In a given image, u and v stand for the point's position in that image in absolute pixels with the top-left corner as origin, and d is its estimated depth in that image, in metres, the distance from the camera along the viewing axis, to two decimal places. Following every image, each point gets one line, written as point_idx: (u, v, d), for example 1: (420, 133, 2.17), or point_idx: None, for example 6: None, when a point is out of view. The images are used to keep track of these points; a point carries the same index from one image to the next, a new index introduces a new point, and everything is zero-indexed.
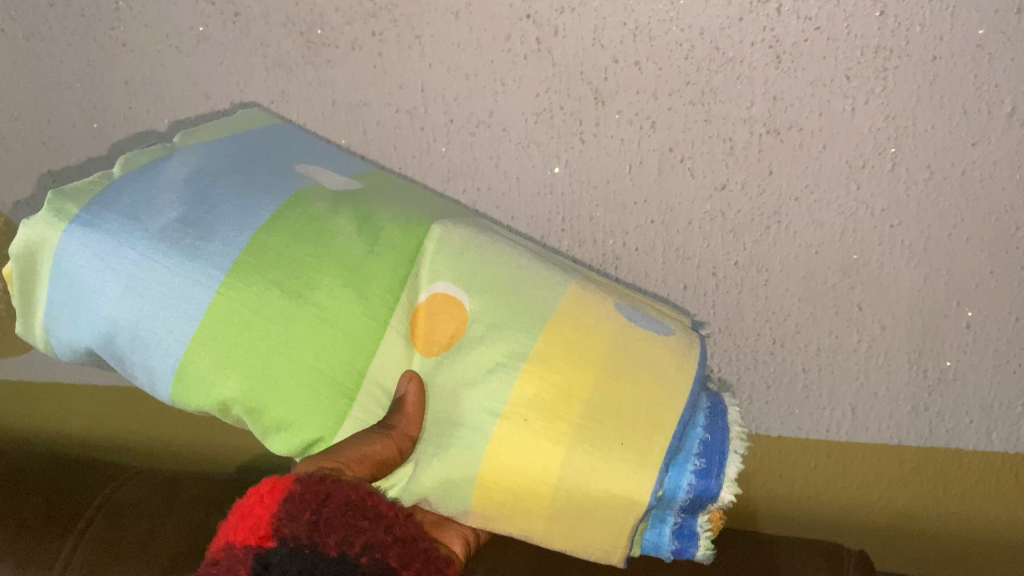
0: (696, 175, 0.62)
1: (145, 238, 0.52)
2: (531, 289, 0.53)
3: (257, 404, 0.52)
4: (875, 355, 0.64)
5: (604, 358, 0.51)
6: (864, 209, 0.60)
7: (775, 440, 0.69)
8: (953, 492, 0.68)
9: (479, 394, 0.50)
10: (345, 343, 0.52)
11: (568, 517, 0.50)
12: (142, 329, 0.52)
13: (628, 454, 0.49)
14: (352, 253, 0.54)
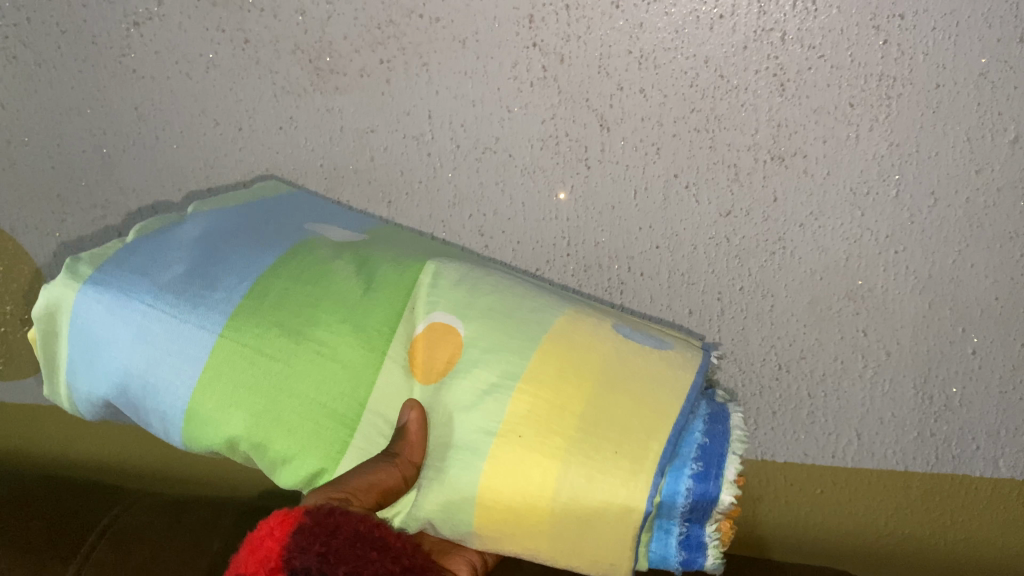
0: (701, 202, 0.62)
1: (152, 293, 0.54)
2: (525, 316, 0.53)
3: (261, 439, 0.52)
4: (881, 381, 0.64)
5: (599, 377, 0.50)
6: (868, 234, 0.60)
7: (781, 466, 0.69)
8: (960, 520, 0.67)
9: (474, 415, 0.49)
10: (345, 376, 0.52)
11: (566, 535, 0.47)
12: (151, 375, 0.53)
13: (620, 463, 0.46)
14: (348, 289, 0.54)
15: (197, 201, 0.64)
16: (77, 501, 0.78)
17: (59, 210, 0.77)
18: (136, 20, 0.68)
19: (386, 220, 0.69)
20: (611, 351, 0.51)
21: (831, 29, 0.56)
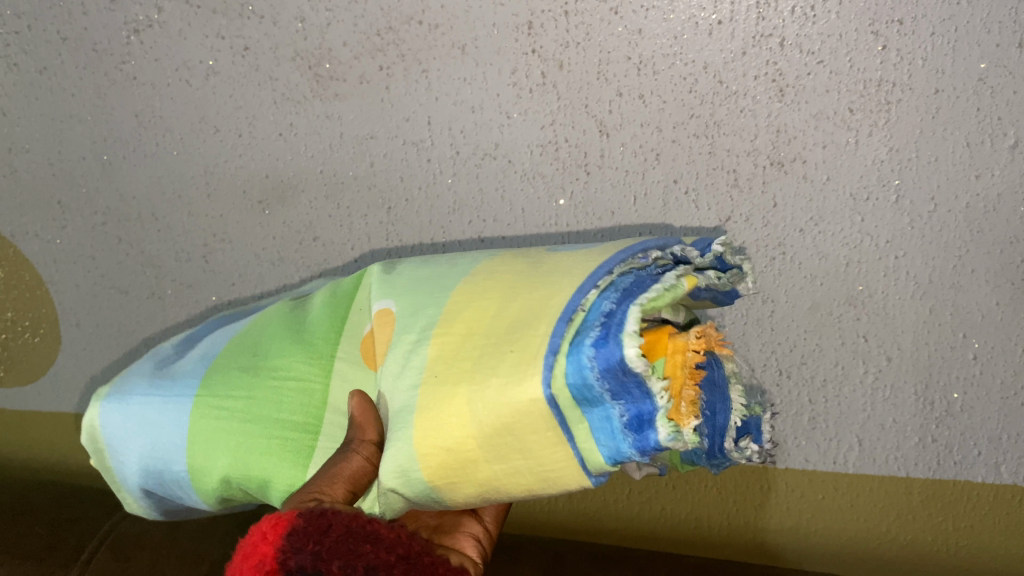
0: (701, 208, 0.62)
1: (145, 383, 0.56)
2: (450, 273, 0.48)
3: (243, 473, 0.51)
4: (881, 386, 0.63)
5: (505, 296, 0.44)
6: (868, 240, 0.60)
7: (782, 473, 0.69)
8: (962, 527, 0.66)
9: (392, 371, 0.45)
10: (300, 391, 0.52)
11: (499, 453, 0.40)
12: (156, 450, 0.54)
13: (518, 362, 0.39)
14: (301, 317, 0.55)
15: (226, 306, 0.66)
16: (78, 508, 0.78)
17: (60, 217, 0.78)
18: (136, 27, 0.69)
19: (386, 226, 0.69)
20: (524, 272, 0.46)
21: (829, 34, 0.56)
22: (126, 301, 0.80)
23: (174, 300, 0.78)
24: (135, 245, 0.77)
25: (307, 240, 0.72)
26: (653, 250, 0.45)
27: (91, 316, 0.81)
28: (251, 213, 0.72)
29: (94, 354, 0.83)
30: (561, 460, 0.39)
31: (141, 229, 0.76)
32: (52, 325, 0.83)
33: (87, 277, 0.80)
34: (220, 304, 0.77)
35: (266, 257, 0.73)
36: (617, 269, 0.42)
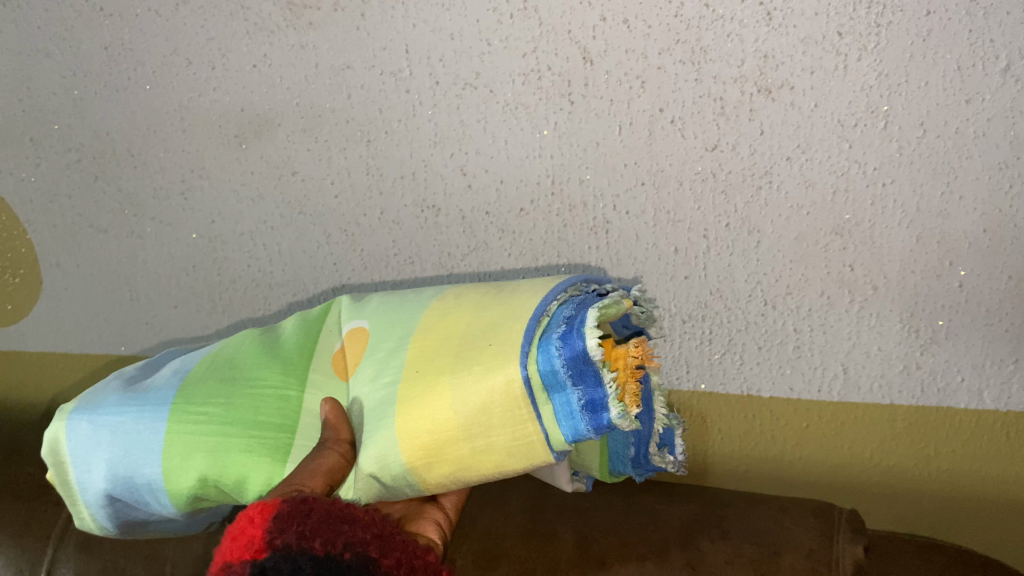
0: (687, 137, 0.61)
1: (115, 399, 0.58)
2: (418, 295, 0.58)
3: (219, 471, 0.54)
4: (867, 315, 0.63)
5: (468, 316, 0.52)
6: (856, 167, 0.59)
7: (767, 402, 0.69)
8: (943, 452, 0.67)
9: (377, 369, 0.53)
10: (273, 397, 0.56)
11: (474, 434, 0.48)
12: (127, 457, 0.55)
13: (492, 359, 0.47)
14: (276, 337, 0.61)
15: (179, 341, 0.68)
16: None
17: (33, 154, 0.77)
18: None
19: (366, 160, 0.68)
20: (482, 295, 0.55)
21: None
22: (106, 240, 0.79)
23: (154, 238, 0.77)
24: (112, 183, 0.76)
25: (286, 175, 0.70)
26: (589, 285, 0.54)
27: (72, 256, 0.81)
28: (228, 148, 0.71)
29: (77, 293, 0.82)
30: (530, 435, 0.47)
31: (116, 166, 0.75)
32: (30, 267, 0.83)
33: (65, 216, 0.79)
34: (202, 242, 0.76)
35: (245, 193, 0.72)
36: (569, 290, 0.52)
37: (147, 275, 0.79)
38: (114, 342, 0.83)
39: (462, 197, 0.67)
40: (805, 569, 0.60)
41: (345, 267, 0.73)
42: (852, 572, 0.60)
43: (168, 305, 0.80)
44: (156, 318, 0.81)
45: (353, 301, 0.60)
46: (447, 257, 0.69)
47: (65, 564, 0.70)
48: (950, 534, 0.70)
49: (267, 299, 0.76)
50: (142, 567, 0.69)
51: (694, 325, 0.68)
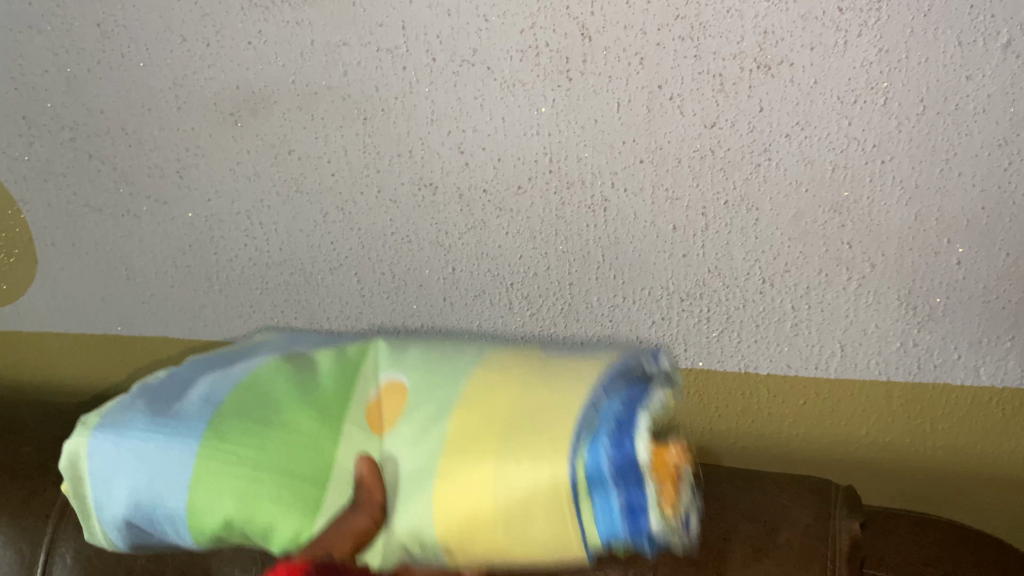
0: (686, 114, 0.60)
1: (144, 421, 0.60)
2: (457, 359, 0.61)
3: (247, 514, 0.56)
4: (864, 293, 0.64)
5: (520, 395, 0.56)
6: (855, 144, 0.59)
7: (764, 378, 0.70)
8: (940, 429, 0.67)
9: (409, 448, 0.57)
10: (313, 440, 0.58)
11: (517, 521, 0.52)
12: (154, 487, 0.57)
13: (540, 451, 0.52)
14: (307, 374, 0.62)
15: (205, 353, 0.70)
16: (66, 423, 0.79)
17: (26, 133, 0.76)
18: None
19: (363, 138, 0.68)
20: (530, 371, 0.58)
21: None
22: (101, 219, 0.78)
23: (150, 218, 0.77)
24: (107, 162, 0.75)
25: (282, 153, 0.70)
26: (633, 365, 0.59)
27: (67, 235, 0.80)
28: (224, 126, 0.70)
29: (73, 272, 0.82)
30: (568, 531, 0.52)
31: (111, 144, 0.74)
32: (26, 246, 0.82)
33: (59, 195, 0.78)
34: (199, 221, 0.76)
35: (241, 171, 0.72)
36: (614, 379, 0.56)
37: (144, 253, 0.79)
38: (112, 321, 0.84)
39: (460, 174, 0.67)
40: (802, 546, 0.60)
41: (342, 246, 0.73)
42: (849, 549, 0.60)
43: (166, 284, 0.80)
44: (153, 297, 0.81)
45: (391, 351, 0.63)
46: (444, 235, 0.70)
47: (65, 542, 0.70)
48: (945, 507, 0.71)
49: (263, 278, 0.77)
50: None
51: (692, 304, 0.68)
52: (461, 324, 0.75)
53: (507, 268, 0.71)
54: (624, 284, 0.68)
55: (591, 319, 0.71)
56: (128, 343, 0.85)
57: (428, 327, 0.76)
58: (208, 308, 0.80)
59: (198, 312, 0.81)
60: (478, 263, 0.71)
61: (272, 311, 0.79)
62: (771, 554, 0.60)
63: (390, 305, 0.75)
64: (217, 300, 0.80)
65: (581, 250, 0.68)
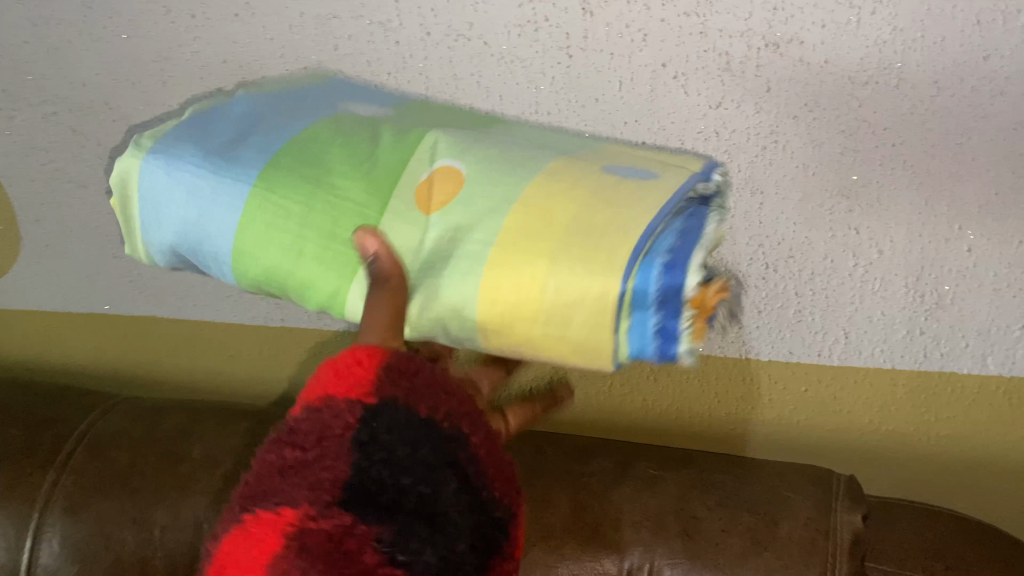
0: (690, 93, 0.58)
1: (195, 159, 0.55)
2: (525, 159, 0.52)
3: (296, 277, 0.52)
4: (870, 279, 0.62)
5: (590, 198, 0.48)
6: (865, 127, 0.56)
7: (765, 365, 0.69)
8: (944, 418, 0.66)
9: (480, 231, 0.48)
10: (358, 207, 0.52)
11: (554, 321, 0.46)
12: (200, 220, 0.54)
13: (594, 262, 0.45)
14: (358, 154, 0.54)
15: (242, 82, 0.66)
16: (51, 403, 0.77)
17: (7, 106, 0.74)
18: None
19: None
20: (597, 184, 0.49)
21: None
22: (87, 196, 0.76)
23: None
24: (91, 137, 0.73)
25: None
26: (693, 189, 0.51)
27: (52, 212, 0.78)
28: (210, 102, 0.68)
29: (58, 249, 0.80)
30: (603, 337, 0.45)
31: (96, 119, 0.72)
32: (9, 223, 0.80)
33: (43, 171, 0.76)
34: None
35: None
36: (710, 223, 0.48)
37: None
38: (98, 300, 0.83)
39: None
40: (802, 540, 0.59)
41: None
42: (850, 543, 0.59)
43: (154, 263, 0.78)
44: (140, 276, 0.79)
45: (453, 140, 0.53)
46: None
47: (52, 527, 0.69)
48: (942, 492, 0.71)
49: None
50: (131, 531, 0.68)
51: None
52: None
53: None
54: None
55: None
56: (116, 321, 0.85)
57: None
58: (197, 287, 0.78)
59: (187, 291, 0.79)
60: None
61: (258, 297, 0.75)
62: (771, 547, 0.59)
63: None
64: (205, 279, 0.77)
65: None
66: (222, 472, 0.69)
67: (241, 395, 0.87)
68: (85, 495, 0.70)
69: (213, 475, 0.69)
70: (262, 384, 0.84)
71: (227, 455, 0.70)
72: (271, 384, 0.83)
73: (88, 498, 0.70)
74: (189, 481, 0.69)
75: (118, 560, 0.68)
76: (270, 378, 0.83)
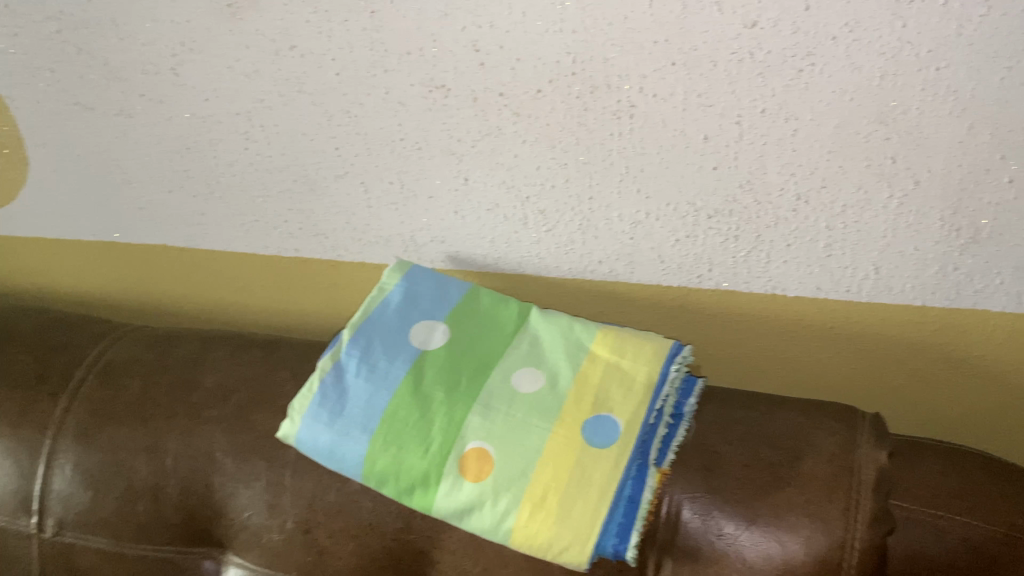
0: (725, 12, 0.53)
1: (364, 349, 0.63)
2: (586, 404, 0.59)
3: (375, 446, 0.58)
4: (904, 212, 0.60)
5: (608, 412, 0.59)
6: (908, 49, 0.52)
7: (791, 301, 0.68)
8: (973, 356, 0.66)
9: (506, 471, 0.56)
10: (431, 465, 0.57)
11: (561, 515, 0.54)
12: (331, 389, 0.61)
13: (589, 512, 0.54)
14: (480, 371, 0.62)
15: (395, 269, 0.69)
16: (63, 333, 0.76)
17: (6, 25, 0.67)
18: None
19: (370, 34, 0.61)
20: (627, 397, 0.60)
21: None
22: (93, 118, 0.73)
23: (144, 117, 0.71)
24: (96, 56, 0.68)
25: (283, 50, 0.63)
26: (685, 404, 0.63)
27: (58, 135, 0.75)
28: (217, 19, 0.63)
29: (66, 174, 0.78)
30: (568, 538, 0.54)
31: (99, 36, 0.66)
32: (15, 146, 0.77)
33: (47, 91, 0.72)
34: (196, 121, 0.70)
35: (240, 70, 0.66)
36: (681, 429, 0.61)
37: (139, 157, 0.75)
38: (108, 227, 0.82)
39: (474, 76, 0.61)
40: (827, 475, 0.58)
41: (348, 151, 0.69)
42: (875, 479, 0.57)
43: (164, 189, 0.77)
44: (150, 203, 0.78)
45: (532, 358, 0.63)
46: (457, 143, 0.66)
47: (65, 454, 0.69)
48: (963, 429, 0.71)
49: (265, 183, 0.74)
50: (143, 459, 0.67)
51: (721, 221, 0.64)
52: (470, 237, 0.72)
53: (524, 179, 0.67)
54: (648, 198, 0.65)
55: (610, 235, 0.68)
56: (127, 250, 0.83)
57: (437, 241, 0.74)
58: (209, 215, 0.78)
59: (197, 219, 0.79)
60: (492, 173, 0.67)
61: (276, 221, 0.76)
62: (794, 482, 0.58)
63: (398, 217, 0.73)
64: (217, 207, 0.77)
65: (603, 160, 0.63)
66: (235, 401, 0.69)
67: (254, 327, 0.87)
68: (97, 422, 0.69)
69: (226, 404, 0.68)
70: (277, 314, 0.85)
71: (240, 383, 0.70)
72: (285, 314, 0.85)
73: (100, 426, 0.69)
74: (202, 409, 0.68)
75: (131, 487, 0.67)
76: (284, 307, 0.84)
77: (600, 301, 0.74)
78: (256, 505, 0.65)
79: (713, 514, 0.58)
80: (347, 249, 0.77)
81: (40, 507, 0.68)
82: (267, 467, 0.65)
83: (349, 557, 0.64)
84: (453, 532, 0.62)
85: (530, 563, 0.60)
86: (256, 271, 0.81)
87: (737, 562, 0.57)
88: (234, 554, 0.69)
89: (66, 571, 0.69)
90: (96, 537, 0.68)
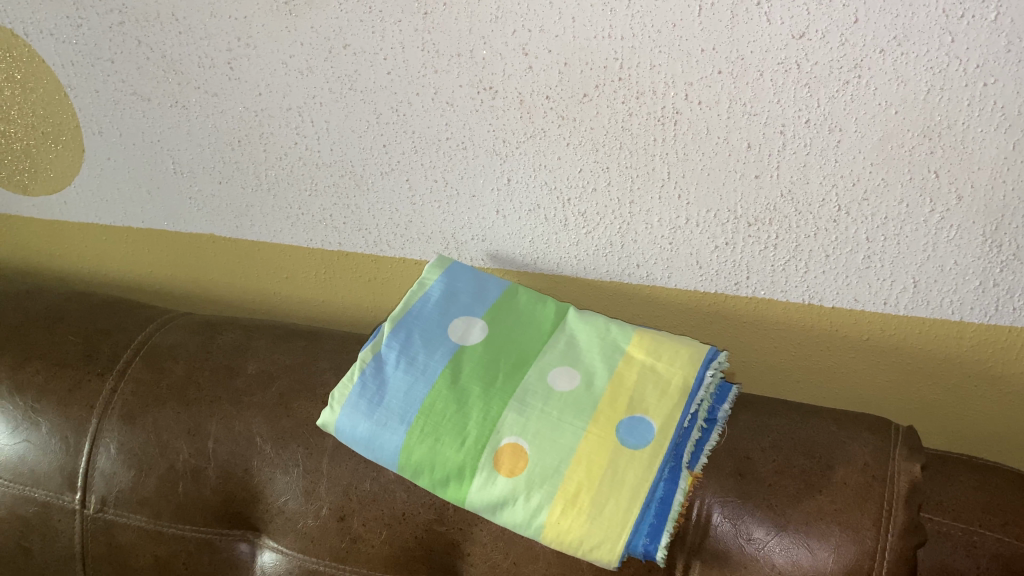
0: (773, 22, 0.54)
1: (404, 343, 0.64)
2: (621, 404, 0.60)
3: (413, 435, 0.59)
4: (945, 227, 0.60)
5: (642, 412, 0.60)
6: (956, 64, 0.52)
7: (828, 311, 0.68)
8: (1010, 372, 0.66)
9: (540, 468, 0.57)
10: (467, 456, 0.58)
11: (594, 516, 0.55)
12: (370, 380, 0.62)
13: (621, 512, 0.55)
14: (517, 367, 0.63)
15: (436, 265, 0.70)
16: (111, 316, 0.79)
17: (73, 15, 0.70)
18: None
19: (422, 34, 0.62)
20: (662, 399, 0.60)
21: None
22: (149, 109, 0.75)
23: (198, 109, 0.73)
24: (155, 49, 0.70)
25: (337, 48, 0.65)
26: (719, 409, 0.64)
27: (115, 124, 0.77)
28: (276, 16, 0.64)
29: (121, 162, 0.80)
30: (601, 536, 0.54)
31: (161, 29, 0.69)
32: (73, 133, 0.79)
33: (106, 81, 0.74)
34: (249, 115, 0.72)
35: (293, 66, 0.67)
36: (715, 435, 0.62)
37: (191, 149, 0.77)
38: (158, 216, 0.84)
39: (523, 79, 0.62)
40: (858, 484, 0.58)
41: (395, 149, 0.70)
42: (907, 491, 0.57)
43: (214, 180, 0.79)
44: (201, 193, 0.81)
45: (570, 358, 0.64)
46: (502, 143, 0.67)
47: (109, 433, 0.71)
48: (998, 446, 0.71)
49: (313, 178, 0.75)
50: (185, 441, 0.69)
51: (761, 229, 0.65)
52: (510, 237, 0.74)
53: (565, 182, 0.68)
54: (688, 205, 0.65)
55: (649, 239, 0.69)
56: (177, 240, 0.86)
57: (477, 239, 0.75)
58: (256, 207, 0.80)
59: (245, 210, 0.81)
60: (534, 175, 0.68)
61: (321, 215, 0.78)
62: (825, 490, 0.58)
63: (441, 215, 0.74)
64: (266, 199, 0.79)
65: (645, 165, 0.64)
66: (275, 388, 0.70)
67: (295, 319, 0.89)
68: (142, 404, 0.71)
69: (267, 391, 0.70)
70: (318, 306, 0.86)
71: (281, 371, 0.72)
72: (325, 306, 0.86)
73: (144, 407, 0.71)
74: (245, 395, 0.70)
75: (173, 468, 0.69)
76: (326, 300, 0.86)
77: (634, 305, 0.74)
78: (293, 491, 0.67)
79: (743, 519, 0.58)
80: (389, 244, 0.78)
81: (84, 484, 0.70)
82: (305, 454, 0.67)
83: (381, 546, 0.65)
84: (485, 525, 0.63)
85: (559, 559, 0.61)
86: (299, 262, 0.83)
87: (766, 567, 0.57)
88: (269, 538, 0.70)
89: (106, 546, 0.71)
90: (137, 515, 0.70)
